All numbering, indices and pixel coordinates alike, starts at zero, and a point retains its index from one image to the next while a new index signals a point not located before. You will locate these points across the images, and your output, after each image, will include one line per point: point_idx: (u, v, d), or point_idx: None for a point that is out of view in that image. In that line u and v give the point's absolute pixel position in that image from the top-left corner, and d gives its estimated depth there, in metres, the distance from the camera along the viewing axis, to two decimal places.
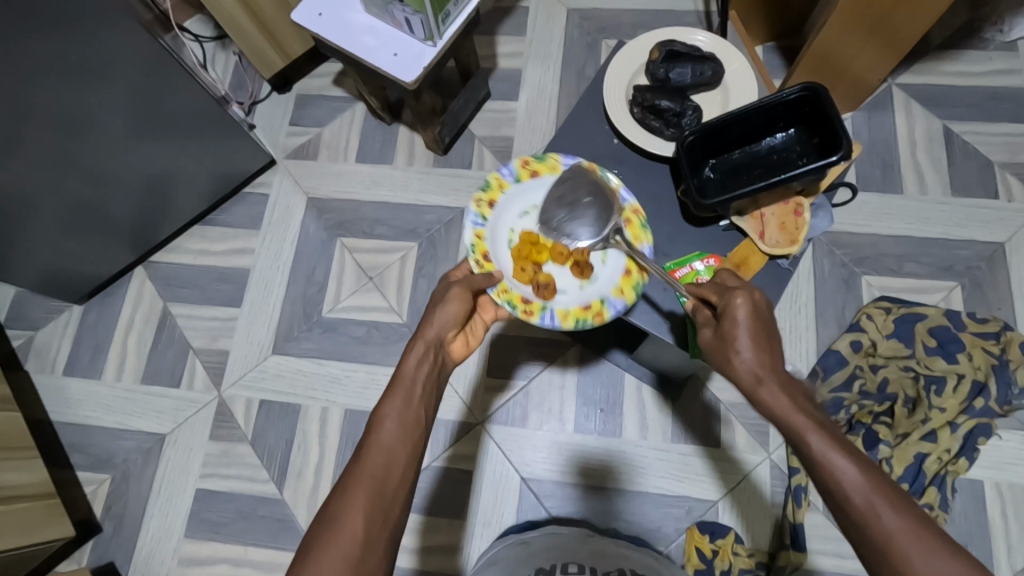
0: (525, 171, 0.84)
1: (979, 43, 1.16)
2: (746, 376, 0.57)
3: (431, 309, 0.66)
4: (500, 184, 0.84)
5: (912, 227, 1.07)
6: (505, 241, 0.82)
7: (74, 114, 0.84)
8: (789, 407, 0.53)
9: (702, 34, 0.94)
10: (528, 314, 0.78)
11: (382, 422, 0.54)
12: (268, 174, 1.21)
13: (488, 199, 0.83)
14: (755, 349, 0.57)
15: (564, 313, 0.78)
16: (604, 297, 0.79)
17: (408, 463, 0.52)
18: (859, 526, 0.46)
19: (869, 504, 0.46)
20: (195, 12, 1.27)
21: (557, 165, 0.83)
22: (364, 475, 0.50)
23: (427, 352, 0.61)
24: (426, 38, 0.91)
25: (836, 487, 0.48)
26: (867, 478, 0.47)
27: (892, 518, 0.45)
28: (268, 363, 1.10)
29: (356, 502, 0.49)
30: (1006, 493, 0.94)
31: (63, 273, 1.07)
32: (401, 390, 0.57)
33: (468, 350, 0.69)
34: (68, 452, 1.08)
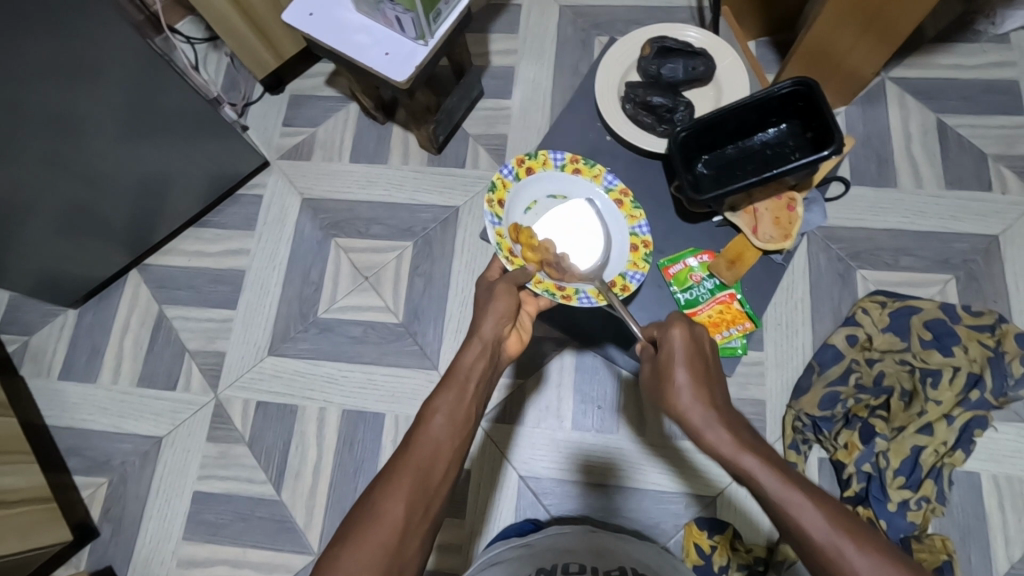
0: (522, 168, 0.83)
1: (972, 36, 1.16)
2: (694, 422, 0.59)
3: (485, 306, 0.65)
4: (504, 184, 0.81)
5: (907, 220, 1.07)
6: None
7: (67, 117, 0.83)
8: (736, 448, 0.55)
9: (693, 30, 0.94)
10: (567, 300, 0.77)
11: (432, 414, 0.54)
12: (262, 174, 1.21)
13: (497, 200, 0.80)
14: (699, 390, 0.60)
15: (596, 293, 0.78)
16: (622, 274, 0.81)
17: (453, 459, 0.53)
18: (822, 564, 0.48)
19: (831, 542, 0.48)
20: (187, 13, 1.27)
21: (549, 159, 0.84)
22: (410, 466, 0.51)
23: (483, 350, 0.60)
24: (418, 37, 0.91)
25: (795, 527, 0.50)
26: (823, 513, 0.50)
27: (851, 553, 0.47)
28: (265, 364, 1.10)
29: (400, 491, 0.49)
30: (1002, 484, 0.94)
31: (57, 276, 1.06)
32: (454, 384, 0.57)
33: (522, 347, 0.68)
34: (65, 456, 1.08)
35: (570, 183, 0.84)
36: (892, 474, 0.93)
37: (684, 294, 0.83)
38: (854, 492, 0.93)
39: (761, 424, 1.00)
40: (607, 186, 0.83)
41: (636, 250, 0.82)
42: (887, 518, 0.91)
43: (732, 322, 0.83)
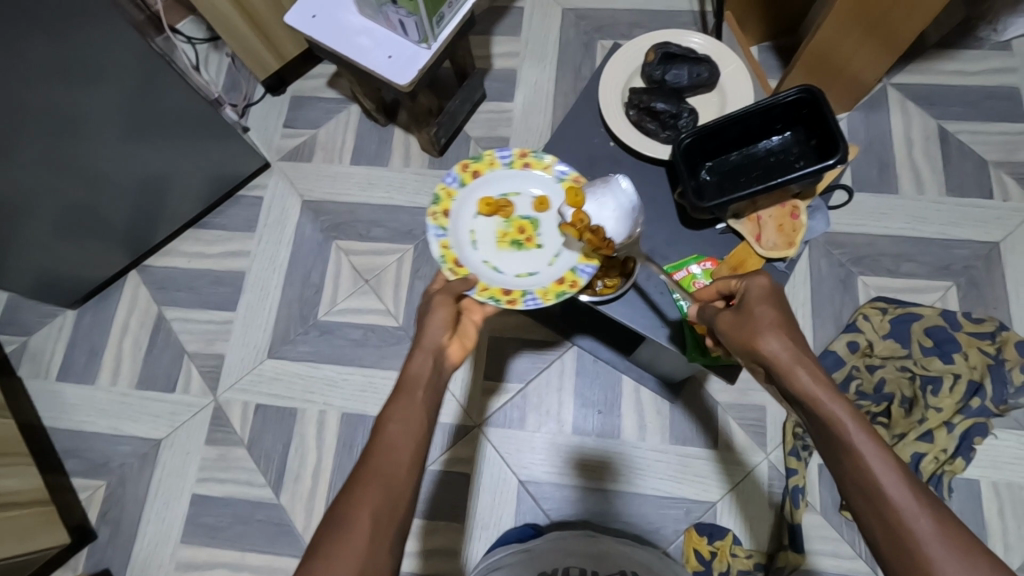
0: (468, 174, 0.79)
1: (974, 42, 1.16)
2: (779, 358, 0.55)
3: (423, 316, 0.62)
4: (448, 193, 0.77)
5: (909, 227, 1.07)
6: (468, 245, 0.77)
7: (68, 117, 0.83)
8: (823, 394, 0.52)
9: (697, 36, 0.94)
10: (513, 304, 0.72)
11: (386, 423, 0.52)
12: (263, 176, 1.21)
13: (441, 210, 0.77)
14: (789, 332, 0.57)
15: (544, 292, 0.74)
16: (574, 267, 0.76)
17: (413, 465, 0.50)
18: (893, 527, 0.46)
19: (909, 506, 0.46)
20: (188, 12, 1.26)
21: (494, 159, 0.80)
22: (370, 478, 0.49)
23: (427, 358, 0.58)
24: (420, 40, 0.91)
25: (869, 481, 0.48)
26: (903, 477, 0.47)
27: (923, 521, 0.45)
28: (265, 366, 1.10)
29: (363, 502, 0.47)
30: (1003, 491, 0.94)
31: (57, 277, 1.06)
32: (405, 392, 0.55)
33: (467, 352, 0.64)
34: (63, 458, 1.08)
35: (519, 180, 0.80)
36: None
37: None
38: None
39: (761, 430, 1.00)
40: (558, 176, 0.79)
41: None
42: None
43: None
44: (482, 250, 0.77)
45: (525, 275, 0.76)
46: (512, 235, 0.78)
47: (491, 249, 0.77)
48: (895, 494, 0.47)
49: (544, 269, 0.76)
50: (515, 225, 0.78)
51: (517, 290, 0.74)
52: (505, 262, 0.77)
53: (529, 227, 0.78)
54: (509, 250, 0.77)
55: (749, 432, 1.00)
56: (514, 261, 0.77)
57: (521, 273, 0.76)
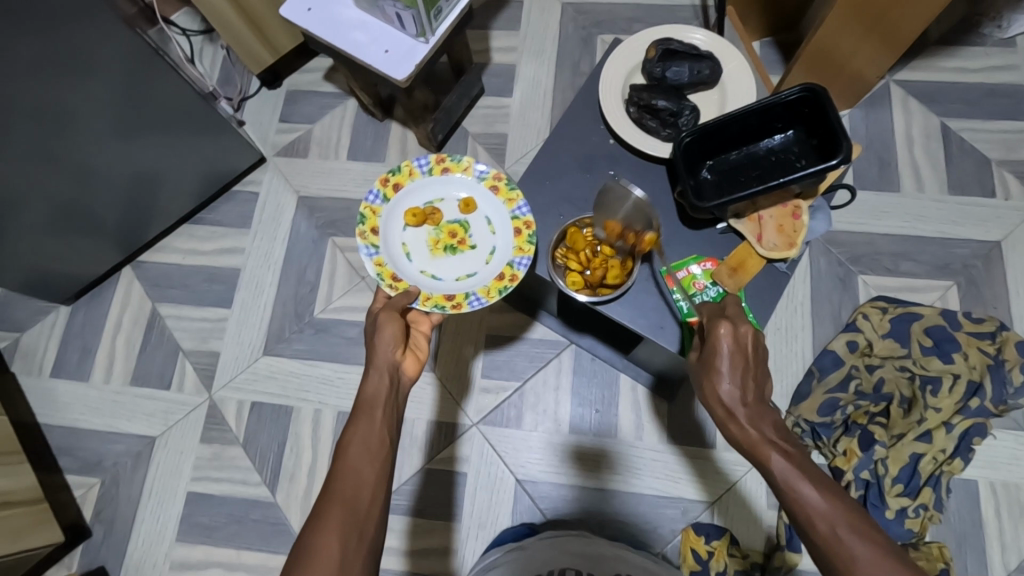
0: (389, 188, 0.82)
1: (977, 39, 1.15)
2: (723, 405, 0.59)
3: (373, 338, 0.65)
4: (373, 211, 0.81)
5: (909, 226, 1.07)
6: (403, 257, 0.82)
7: (60, 113, 0.82)
8: (759, 439, 0.55)
9: (699, 32, 0.93)
10: (458, 308, 0.77)
11: (346, 448, 0.54)
12: (258, 172, 1.19)
13: (370, 229, 0.80)
14: (736, 377, 0.59)
15: (486, 290, 0.78)
16: (511, 261, 0.80)
17: (377, 482, 0.52)
18: (829, 559, 0.48)
19: (837, 537, 0.48)
20: (182, 4, 1.24)
21: (413, 168, 0.84)
22: (335, 501, 0.50)
23: (382, 377, 0.61)
24: (417, 34, 0.89)
25: (804, 516, 0.50)
26: (836, 507, 0.50)
27: (859, 546, 0.47)
28: (260, 364, 1.09)
29: (330, 524, 0.49)
30: (1000, 492, 0.94)
31: (48, 274, 1.05)
32: (362, 414, 0.58)
33: (422, 364, 0.68)
34: (56, 456, 1.07)
35: (442, 186, 0.85)
36: (891, 482, 0.92)
37: (687, 301, 0.79)
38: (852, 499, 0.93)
39: None
40: (478, 175, 0.84)
41: (519, 233, 0.81)
42: (885, 524, 0.91)
43: None
44: (418, 260, 0.82)
45: (464, 277, 0.82)
46: (444, 241, 0.83)
47: (426, 258, 0.82)
48: (825, 526, 0.49)
49: (481, 268, 0.82)
50: (445, 231, 0.84)
51: (460, 293, 0.78)
52: (442, 267, 0.82)
53: (459, 230, 0.84)
54: (444, 255, 0.83)
55: None
56: (452, 265, 0.83)
57: (460, 275, 0.82)
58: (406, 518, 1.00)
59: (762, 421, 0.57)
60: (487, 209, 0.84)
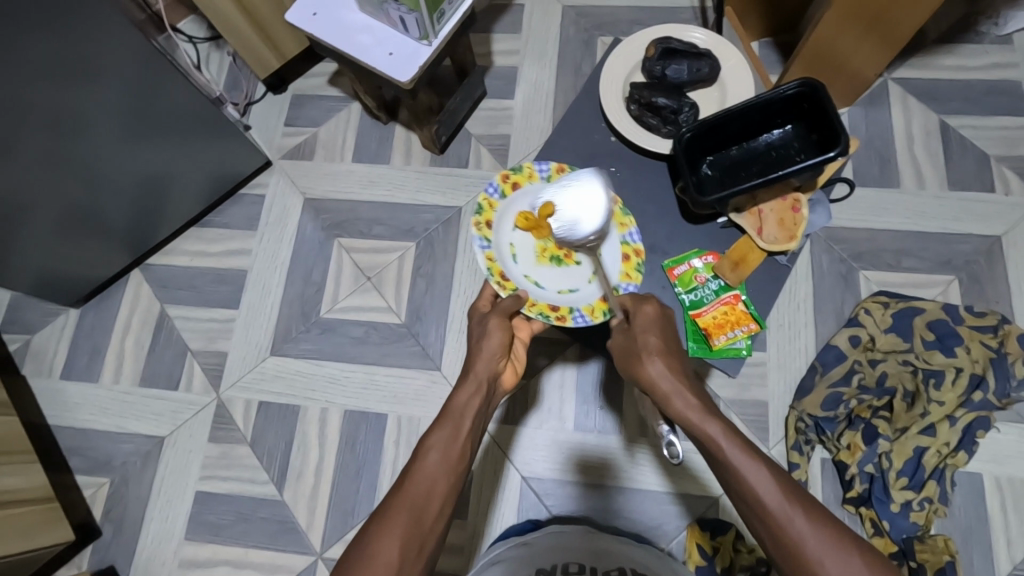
0: (507, 185, 0.84)
1: (975, 37, 1.16)
2: (661, 384, 0.61)
3: (480, 341, 0.66)
4: (490, 204, 0.84)
5: (910, 221, 1.07)
6: (511, 257, 0.84)
7: (68, 116, 0.83)
8: (701, 416, 0.58)
9: (698, 31, 0.94)
10: (561, 320, 0.80)
11: (427, 452, 0.55)
12: (265, 175, 1.21)
13: (484, 221, 0.83)
14: (667, 359, 0.62)
15: (589, 308, 0.81)
16: (616, 285, 0.80)
17: (448, 496, 0.53)
18: (774, 530, 0.51)
19: (784, 510, 0.51)
20: (189, 12, 1.26)
21: (534, 172, 0.84)
22: (405, 505, 0.51)
23: (479, 386, 0.60)
24: (421, 37, 0.91)
25: (752, 492, 0.53)
26: (777, 482, 0.53)
27: (796, 519, 0.50)
28: (267, 364, 1.10)
29: (394, 529, 0.50)
30: (1005, 486, 0.94)
31: (59, 276, 1.06)
32: (450, 421, 0.57)
33: (515, 379, 0.70)
34: (67, 456, 1.08)
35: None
36: (895, 475, 0.93)
37: (689, 295, 0.82)
38: (857, 493, 0.94)
39: (764, 425, 0.99)
40: None
41: (628, 260, 0.80)
42: (890, 518, 0.91)
43: (738, 323, 0.82)
44: (524, 264, 0.84)
45: (567, 290, 0.83)
46: (551, 251, 0.85)
47: (532, 263, 0.84)
48: (771, 499, 0.52)
49: (584, 286, 0.83)
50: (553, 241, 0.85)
51: (564, 306, 0.82)
52: (546, 277, 0.84)
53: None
54: (548, 265, 0.84)
55: (751, 427, 1.00)
56: (555, 276, 0.84)
57: (563, 289, 0.83)
58: None
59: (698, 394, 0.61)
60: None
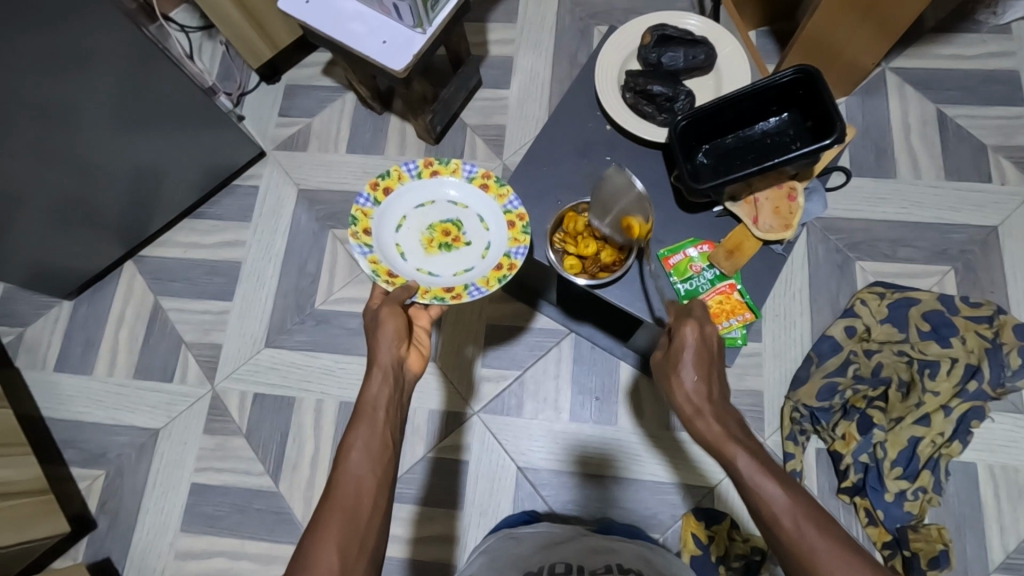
0: (379, 192, 0.76)
1: (973, 26, 1.15)
2: (685, 404, 0.62)
3: (375, 332, 0.65)
4: (364, 214, 0.75)
5: (906, 211, 1.07)
6: (398, 257, 0.76)
7: (63, 107, 0.83)
8: (721, 436, 0.58)
9: (693, 18, 0.93)
10: (458, 299, 0.73)
11: (347, 453, 0.55)
12: (258, 165, 1.20)
13: (362, 229, 0.74)
14: (700, 375, 0.62)
15: (485, 280, 0.75)
16: (507, 253, 0.76)
17: (377, 490, 0.53)
18: (790, 548, 0.50)
19: (799, 529, 0.50)
20: (181, 1, 1.25)
21: (401, 172, 0.77)
22: (335, 508, 0.51)
23: (386, 376, 0.61)
24: (414, 25, 0.90)
25: (768, 510, 0.52)
26: (794, 500, 0.51)
27: (820, 541, 0.48)
28: (261, 356, 1.10)
29: (330, 534, 0.49)
30: (998, 474, 0.95)
31: (51, 268, 1.05)
32: (364, 417, 0.58)
33: (425, 359, 0.69)
34: (61, 448, 1.08)
35: (430, 190, 0.78)
36: (890, 465, 0.93)
37: (684, 284, 0.82)
38: (852, 482, 0.94)
39: (759, 415, 0.99)
40: (467, 175, 0.78)
41: (514, 226, 0.77)
42: (884, 507, 0.92)
43: (732, 313, 0.82)
44: (413, 259, 0.76)
45: (462, 272, 0.76)
46: (438, 239, 0.77)
47: (422, 255, 0.77)
48: (786, 518, 0.51)
49: (478, 263, 0.77)
50: (438, 229, 0.78)
51: (458, 285, 0.75)
52: (439, 265, 0.76)
53: (453, 228, 0.78)
54: (439, 253, 0.77)
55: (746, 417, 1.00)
56: (449, 261, 0.77)
57: (458, 271, 0.76)
58: (410, 506, 1.00)
59: (724, 419, 0.60)
60: (477, 207, 0.78)
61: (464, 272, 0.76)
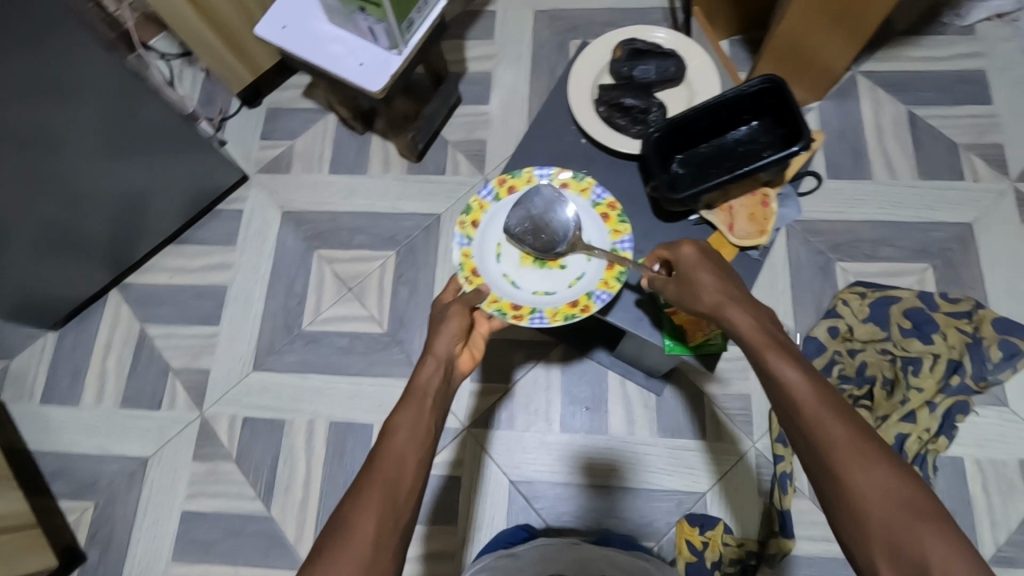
0: (503, 188, 0.82)
1: (939, 28, 1.18)
2: (711, 306, 0.62)
3: (437, 326, 0.67)
4: (480, 205, 0.81)
5: (883, 211, 1.09)
6: (493, 256, 0.80)
7: (43, 136, 0.83)
8: (750, 332, 0.59)
9: (662, 31, 0.95)
10: (519, 319, 0.75)
11: (395, 427, 0.55)
12: (243, 189, 1.20)
13: (471, 220, 0.80)
14: (717, 284, 0.63)
15: (553, 312, 0.76)
16: (590, 292, 0.76)
17: (418, 470, 0.53)
18: (808, 429, 0.52)
19: (817, 414, 0.52)
20: (161, 29, 1.26)
21: (533, 176, 0.82)
22: (376, 480, 0.51)
23: (438, 367, 0.62)
24: (391, 47, 0.91)
25: (788, 396, 0.54)
26: (815, 389, 0.54)
27: (835, 425, 0.51)
28: (251, 379, 1.09)
29: (370, 505, 0.49)
30: (987, 468, 0.96)
31: (36, 298, 1.05)
32: (414, 398, 0.58)
33: (474, 363, 0.70)
34: (50, 480, 1.07)
35: None
36: None
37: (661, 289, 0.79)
38: None
39: (749, 418, 1.00)
40: (594, 199, 0.81)
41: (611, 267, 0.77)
42: None
43: None
44: (505, 263, 0.80)
45: (542, 293, 0.78)
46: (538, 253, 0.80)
47: (515, 263, 0.80)
48: (806, 404, 0.53)
49: (562, 290, 0.78)
50: None
51: (526, 306, 0.76)
52: (525, 278, 0.79)
53: None
54: (532, 267, 0.80)
55: (735, 421, 1.01)
56: (536, 277, 0.79)
57: (539, 291, 0.79)
58: None
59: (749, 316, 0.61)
60: (591, 232, 0.80)
61: (544, 292, 0.78)
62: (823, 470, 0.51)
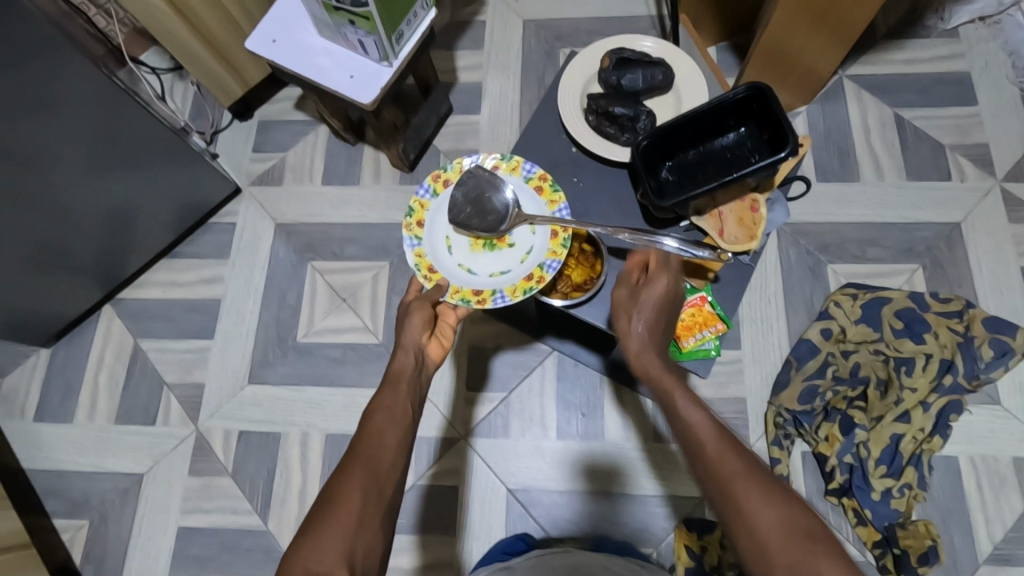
0: (438, 183, 0.80)
1: (923, 31, 1.19)
2: (638, 347, 0.66)
3: (403, 321, 0.69)
4: (421, 204, 0.79)
5: (872, 213, 1.10)
6: (444, 249, 0.79)
7: (29, 153, 0.83)
8: (669, 381, 0.62)
9: (648, 40, 0.96)
10: (483, 304, 0.75)
11: (372, 411, 0.57)
12: (234, 202, 1.20)
13: (415, 221, 0.78)
14: (650, 325, 0.67)
15: (512, 289, 0.75)
16: (542, 263, 0.77)
17: (399, 448, 0.54)
18: (711, 465, 0.53)
19: (717, 449, 0.54)
20: (150, 43, 1.26)
21: (463, 165, 0.81)
22: (359, 458, 0.52)
23: (410, 355, 0.64)
24: (380, 59, 0.91)
25: (693, 435, 0.56)
26: (717, 429, 0.55)
27: (733, 459, 0.52)
28: (245, 393, 1.09)
29: (353, 480, 0.50)
30: (980, 465, 0.96)
31: (28, 316, 1.04)
32: (390, 384, 0.60)
33: (445, 350, 0.71)
34: (43, 499, 1.06)
35: None
36: (874, 463, 0.94)
37: None
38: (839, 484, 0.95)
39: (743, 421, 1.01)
40: (526, 174, 0.80)
41: (556, 236, 0.78)
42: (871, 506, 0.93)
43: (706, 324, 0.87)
44: (457, 254, 0.79)
45: (499, 274, 0.78)
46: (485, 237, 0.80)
47: (467, 252, 0.79)
48: (708, 441, 0.54)
49: (516, 266, 0.78)
50: None
51: (487, 289, 0.76)
52: (479, 264, 0.79)
53: None
54: (482, 252, 0.79)
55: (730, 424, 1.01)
56: (489, 261, 0.79)
57: (495, 272, 0.78)
58: (404, 535, 1.00)
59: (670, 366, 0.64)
60: (529, 206, 0.80)
61: (500, 273, 0.78)
62: (722, 502, 0.51)
